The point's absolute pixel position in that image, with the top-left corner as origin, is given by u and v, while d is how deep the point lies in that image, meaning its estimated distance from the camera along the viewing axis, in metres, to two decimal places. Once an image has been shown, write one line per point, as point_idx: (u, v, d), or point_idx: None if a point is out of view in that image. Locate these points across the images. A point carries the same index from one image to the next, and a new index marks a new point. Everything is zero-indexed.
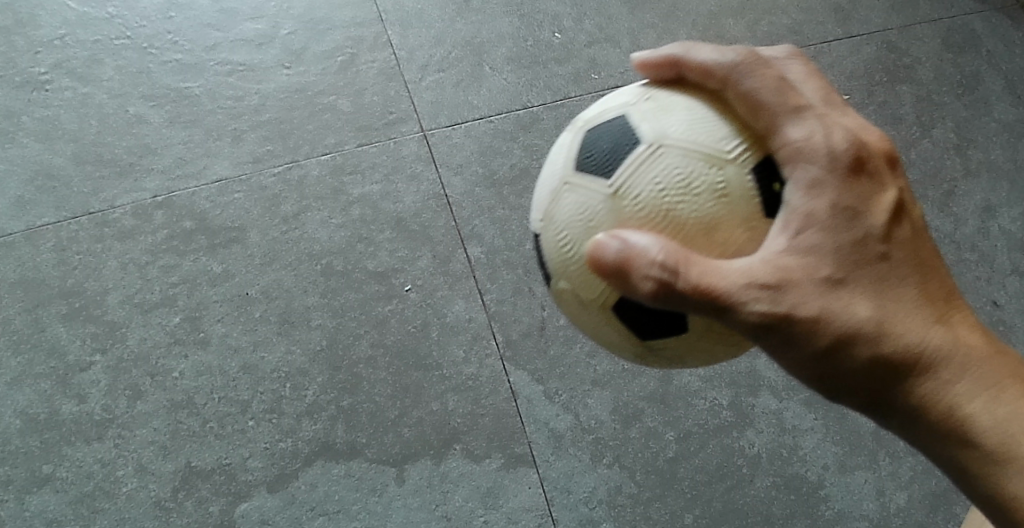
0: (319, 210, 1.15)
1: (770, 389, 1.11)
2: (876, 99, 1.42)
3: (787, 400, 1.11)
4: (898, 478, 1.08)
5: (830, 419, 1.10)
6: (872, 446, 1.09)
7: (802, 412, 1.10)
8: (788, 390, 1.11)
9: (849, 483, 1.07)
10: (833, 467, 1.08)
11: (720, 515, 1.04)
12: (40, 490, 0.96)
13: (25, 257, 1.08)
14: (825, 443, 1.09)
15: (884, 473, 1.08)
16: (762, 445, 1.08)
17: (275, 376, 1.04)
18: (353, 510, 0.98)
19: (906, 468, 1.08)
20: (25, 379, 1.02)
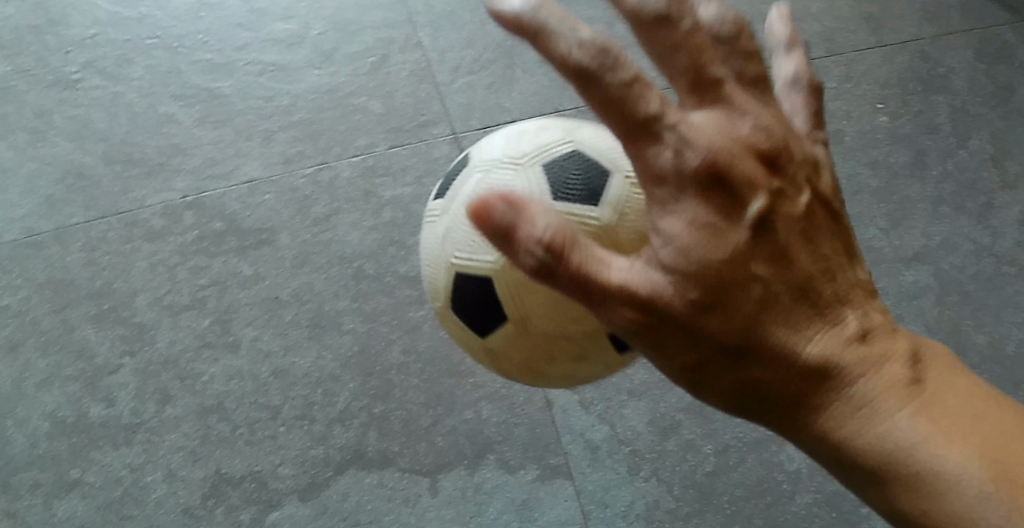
0: (351, 212, 1.12)
1: None
2: (912, 108, 1.39)
3: None
4: None
5: None
6: None
7: None
8: None
9: None
10: None
11: None
12: (67, 495, 0.94)
13: (55, 257, 1.07)
14: None
15: None
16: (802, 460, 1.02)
17: (306, 382, 1.01)
18: (385, 521, 0.95)
19: None
20: (52, 381, 0.99)
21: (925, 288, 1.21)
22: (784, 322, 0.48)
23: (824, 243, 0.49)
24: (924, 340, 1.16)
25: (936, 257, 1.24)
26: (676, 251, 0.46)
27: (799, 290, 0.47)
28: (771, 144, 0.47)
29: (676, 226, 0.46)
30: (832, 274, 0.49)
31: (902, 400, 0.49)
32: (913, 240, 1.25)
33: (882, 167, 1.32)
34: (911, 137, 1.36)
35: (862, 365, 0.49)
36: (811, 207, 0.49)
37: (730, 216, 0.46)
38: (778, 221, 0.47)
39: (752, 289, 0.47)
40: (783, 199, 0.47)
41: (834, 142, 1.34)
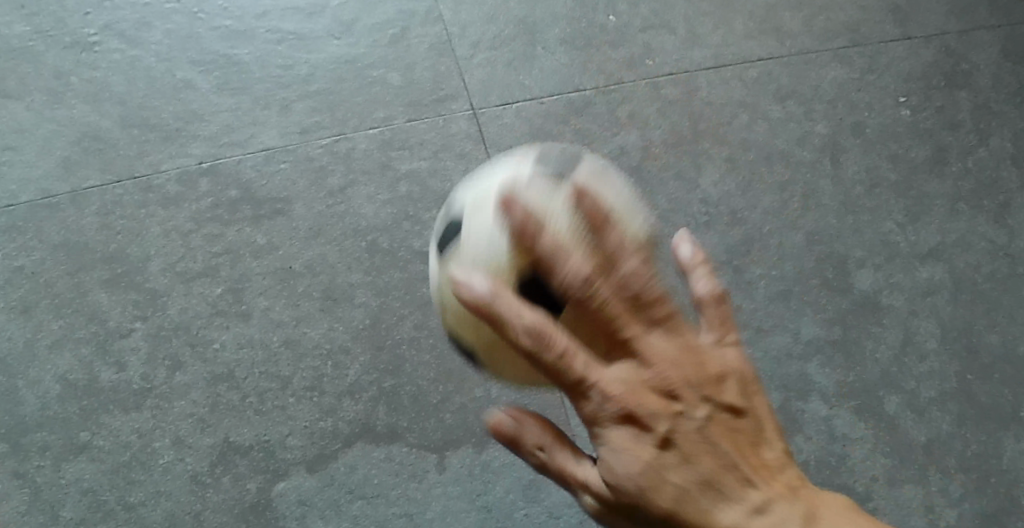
0: (366, 185, 1.11)
1: (820, 394, 1.09)
2: (934, 103, 1.36)
3: (837, 407, 1.09)
4: (948, 495, 1.05)
5: (880, 429, 1.08)
6: (921, 461, 1.07)
7: (852, 421, 1.08)
8: (838, 397, 1.09)
9: (899, 498, 1.04)
10: (881, 479, 1.05)
11: None
12: (76, 458, 0.94)
13: (69, 219, 1.06)
14: (873, 455, 1.06)
15: (933, 488, 1.05)
16: (809, 453, 1.05)
17: (317, 353, 1.01)
18: (392, 495, 0.95)
19: (955, 486, 1.06)
20: (64, 344, 0.99)
21: (940, 286, 1.19)
22: (703, 505, 0.54)
23: (726, 442, 0.56)
24: (936, 338, 1.15)
25: (951, 255, 1.22)
26: (613, 475, 0.56)
27: (707, 485, 0.55)
28: (678, 374, 0.56)
29: (608, 450, 0.56)
30: (733, 459, 0.55)
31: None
32: (930, 236, 1.23)
33: (901, 161, 1.30)
34: (931, 133, 1.33)
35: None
36: (707, 421, 0.56)
37: (642, 439, 0.55)
38: (685, 436, 0.55)
39: (670, 486, 0.55)
40: (686, 415, 0.55)
41: (854, 134, 1.32)
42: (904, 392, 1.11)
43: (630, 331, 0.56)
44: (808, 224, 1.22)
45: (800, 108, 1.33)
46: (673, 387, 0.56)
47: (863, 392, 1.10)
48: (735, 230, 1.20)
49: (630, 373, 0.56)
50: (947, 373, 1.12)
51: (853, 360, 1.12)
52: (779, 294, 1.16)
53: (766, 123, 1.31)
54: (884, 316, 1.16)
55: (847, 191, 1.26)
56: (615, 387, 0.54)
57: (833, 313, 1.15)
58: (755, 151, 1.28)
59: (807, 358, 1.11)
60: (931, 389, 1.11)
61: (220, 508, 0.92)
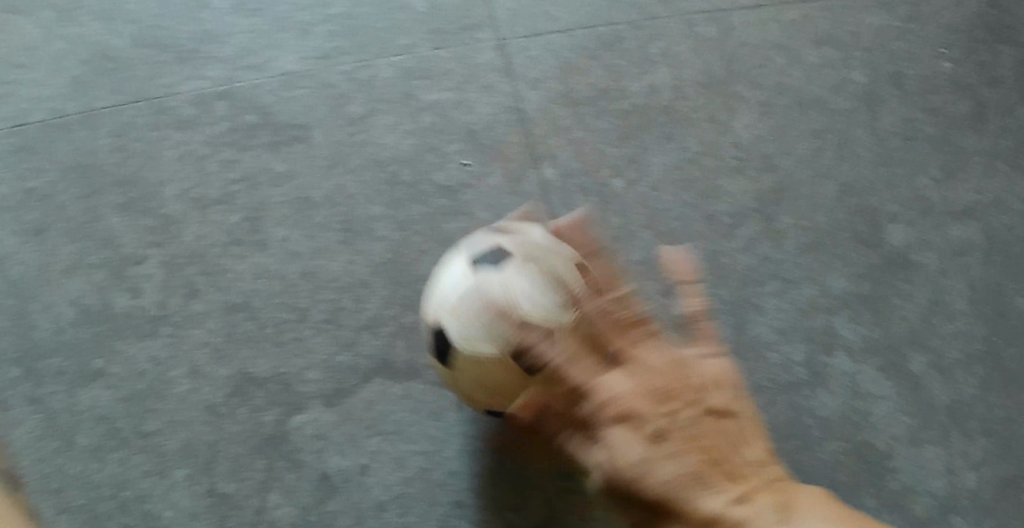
0: (388, 114, 1.07)
1: (847, 349, 1.06)
2: (976, 58, 1.28)
3: (862, 362, 1.05)
4: (970, 457, 1.01)
5: (904, 386, 1.04)
6: (944, 421, 1.03)
7: (877, 378, 1.04)
8: (863, 352, 1.06)
9: (919, 456, 1.00)
10: (903, 438, 1.01)
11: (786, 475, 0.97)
12: (90, 385, 0.92)
13: (81, 141, 1.03)
14: (897, 411, 1.03)
15: (954, 450, 1.01)
16: (834, 408, 1.02)
17: (336, 285, 0.98)
18: (410, 432, 0.93)
19: (976, 447, 1.01)
20: (77, 269, 0.97)
21: (974, 245, 1.14)
22: (693, 493, 0.56)
23: (710, 432, 0.59)
24: (966, 298, 1.10)
25: (987, 214, 1.16)
26: (616, 462, 0.58)
27: (693, 477, 0.57)
28: (678, 383, 0.60)
29: (614, 444, 0.58)
30: (721, 456, 0.58)
31: (772, 518, 0.56)
32: (966, 193, 1.18)
33: (941, 115, 1.23)
34: (971, 89, 1.26)
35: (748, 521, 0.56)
36: (698, 418, 0.59)
37: (634, 433, 0.58)
38: (676, 435, 0.58)
39: (662, 471, 0.57)
40: (681, 416, 0.59)
41: (893, 85, 1.25)
42: (929, 351, 1.06)
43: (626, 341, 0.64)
44: (842, 174, 1.17)
45: (840, 53, 1.27)
46: (670, 393, 0.60)
47: (889, 349, 1.06)
48: (769, 175, 1.15)
49: (626, 383, 0.60)
50: (975, 333, 1.08)
51: (880, 316, 1.08)
52: (809, 245, 1.11)
53: (803, 67, 1.25)
54: (914, 275, 1.11)
55: (882, 142, 1.20)
56: (613, 393, 0.60)
57: (861, 267, 1.11)
58: (790, 96, 1.22)
59: (835, 311, 1.07)
60: (956, 349, 1.07)
61: (235, 440, 0.91)
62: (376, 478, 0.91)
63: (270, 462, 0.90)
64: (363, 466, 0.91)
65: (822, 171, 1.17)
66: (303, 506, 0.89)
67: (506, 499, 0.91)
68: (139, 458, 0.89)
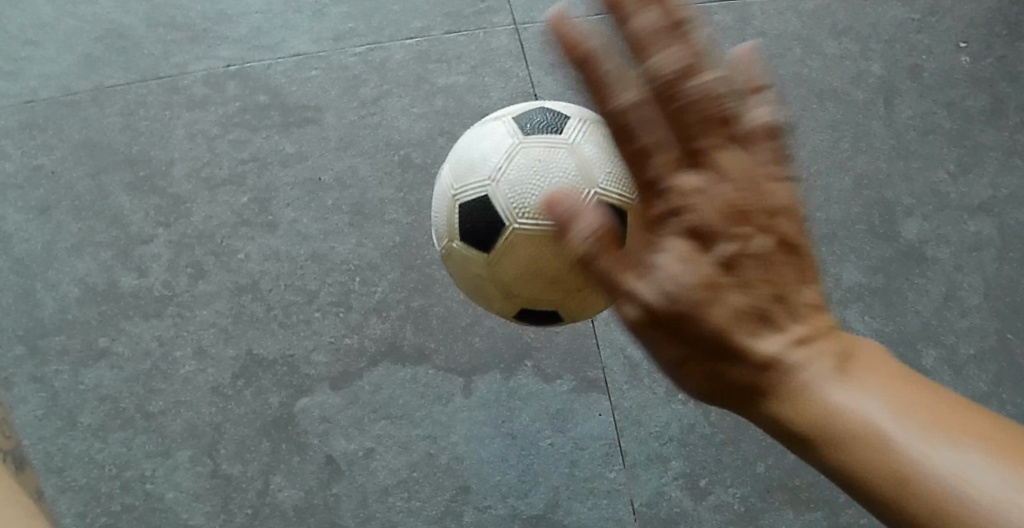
0: (401, 97, 1.06)
1: None
2: (995, 52, 1.25)
3: None
4: None
5: None
6: None
7: None
8: None
9: None
10: None
11: (794, 467, 0.94)
12: (96, 363, 0.92)
13: (91, 119, 1.02)
14: None
15: None
16: None
17: (345, 269, 0.97)
18: (416, 417, 0.92)
19: None
20: (85, 247, 0.96)
21: (988, 241, 1.12)
22: (742, 331, 0.43)
23: (786, 273, 0.44)
24: (979, 293, 1.08)
25: (1004, 210, 1.14)
26: (666, 288, 0.42)
27: (757, 314, 0.43)
28: (755, 197, 0.43)
29: (661, 260, 0.42)
30: (788, 287, 0.44)
31: (828, 363, 0.45)
32: (982, 189, 1.15)
33: (957, 110, 1.21)
34: (990, 84, 1.23)
35: (800, 358, 0.44)
36: (770, 246, 0.43)
37: (699, 250, 0.42)
38: (744, 261, 0.42)
39: (715, 314, 0.42)
40: (752, 242, 0.42)
41: (911, 78, 1.23)
42: (943, 346, 1.05)
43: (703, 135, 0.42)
44: (857, 166, 1.15)
45: (859, 45, 1.25)
46: (746, 208, 0.42)
47: (901, 343, 1.05)
48: None
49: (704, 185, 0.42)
50: (989, 329, 1.06)
51: (894, 310, 1.06)
52: (820, 237, 1.10)
53: (821, 58, 1.23)
54: (928, 268, 1.09)
55: (898, 135, 1.18)
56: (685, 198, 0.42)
57: (876, 260, 1.09)
58: (807, 87, 1.20)
59: (847, 305, 1.06)
60: (970, 346, 1.05)
61: (241, 421, 0.90)
62: (381, 462, 0.90)
63: (275, 444, 0.90)
64: (368, 450, 0.90)
65: (839, 161, 1.15)
66: (306, 489, 0.88)
67: (511, 486, 0.90)
68: (143, 438, 0.89)
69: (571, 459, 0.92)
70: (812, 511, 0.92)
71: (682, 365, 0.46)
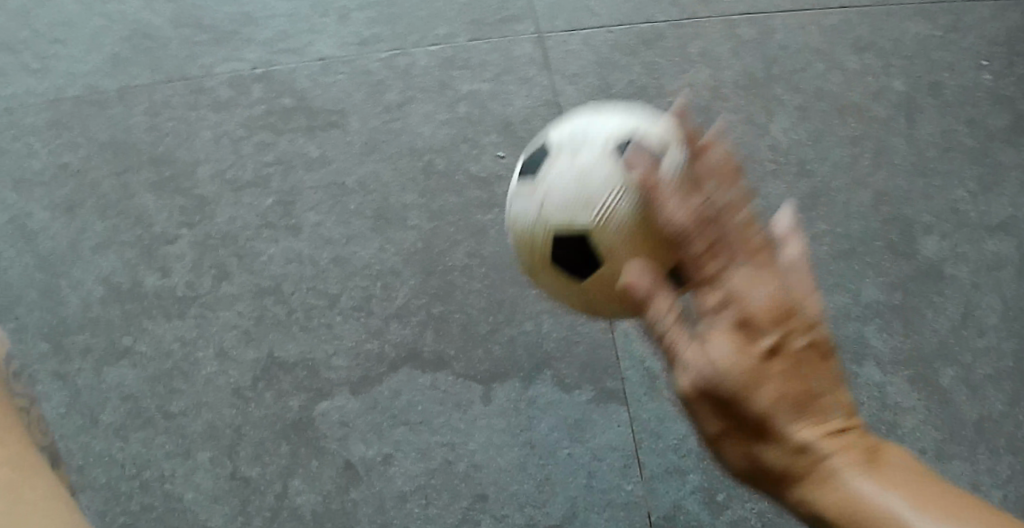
0: (425, 103, 1.06)
1: (876, 360, 1.04)
2: (1017, 71, 1.24)
3: (891, 375, 1.03)
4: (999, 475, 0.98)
5: (932, 401, 1.01)
6: (973, 438, 1.00)
7: (906, 390, 1.02)
8: (892, 364, 1.03)
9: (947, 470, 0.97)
10: (929, 452, 0.99)
11: None
12: (118, 362, 0.92)
13: (117, 118, 1.03)
14: (925, 426, 1.00)
15: (981, 466, 0.98)
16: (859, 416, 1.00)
17: (366, 273, 0.97)
18: (436, 424, 0.92)
19: (1006, 466, 0.98)
20: (109, 245, 0.97)
21: (1006, 261, 1.11)
22: (786, 418, 0.52)
23: (823, 373, 0.53)
24: (996, 313, 1.07)
25: None
26: (701, 365, 0.52)
27: (796, 402, 0.52)
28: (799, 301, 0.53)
29: (714, 345, 0.51)
30: (819, 391, 0.53)
31: (856, 461, 0.53)
32: (1001, 208, 1.14)
33: (979, 127, 1.20)
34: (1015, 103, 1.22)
35: (830, 457, 0.53)
36: (810, 347, 0.52)
37: (747, 341, 0.51)
38: (787, 355, 0.52)
39: (760, 396, 0.51)
40: (793, 341, 0.52)
41: (931, 94, 1.22)
42: (960, 366, 1.04)
43: (748, 239, 0.53)
44: (878, 183, 1.15)
45: (881, 61, 1.24)
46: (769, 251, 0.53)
47: (920, 361, 1.04)
48: (804, 181, 1.13)
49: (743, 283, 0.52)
50: (1006, 349, 1.05)
51: (912, 327, 1.06)
52: (843, 252, 1.10)
53: (843, 73, 1.22)
54: (946, 287, 1.09)
55: (920, 153, 1.17)
56: (750, 298, 0.51)
57: (896, 277, 1.09)
58: (830, 102, 1.20)
59: (868, 321, 1.06)
60: (986, 366, 1.04)
61: (260, 424, 0.90)
62: (399, 468, 0.90)
63: (294, 447, 0.89)
64: (386, 456, 0.90)
65: (860, 177, 1.15)
66: (324, 494, 0.88)
67: (529, 496, 0.90)
68: (163, 439, 0.89)
69: (590, 470, 0.92)
70: None
71: (718, 440, 0.56)
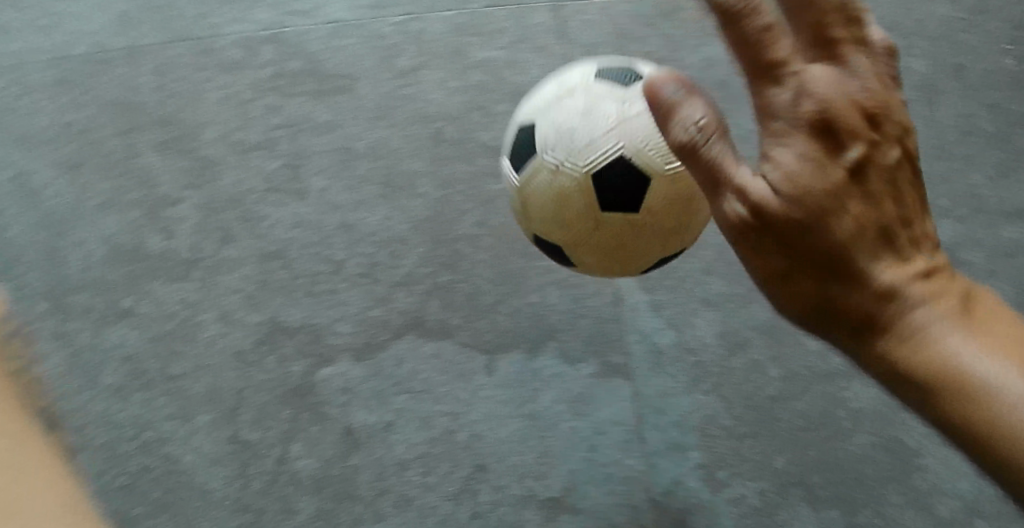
0: (436, 69, 1.04)
1: None
2: None
3: None
4: None
5: None
6: None
7: None
8: None
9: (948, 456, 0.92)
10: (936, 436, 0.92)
11: (813, 465, 0.92)
12: (120, 323, 0.92)
13: (125, 78, 1.02)
14: None
15: None
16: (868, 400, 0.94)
17: (373, 240, 0.96)
18: (438, 393, 0.92)
19: None
20: (113, 205, 0.96)
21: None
22: (867, 253, 0.46)
23: (904, 184, 0.46)
24: (1011, 300, 1.04)
25: None
26: (763, 205, 0.45)
27: (870, 233, 0.46)
28: (880, 103, 0.44)
29: (779, 174, 0.45)
30: (900, 215, 0.46)
31: (937, 299, 0.48)
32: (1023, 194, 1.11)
33: (1001, 111, 1.16)
34: None
35: (914, 294, 0.47)
36: (892, 175, 0.46)
37: (824, 165, 0.44)
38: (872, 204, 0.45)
39: (841, 223, 0.45)
40: (881, 154, 0.45)
41: (957, 76, 1.18)
42: None
43: (823, 54, 0.43)
44: None
45: (904, 40, 1.20)
46: (879, 113, 0.44)
47: None
48: None
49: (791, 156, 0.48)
50: None
51: None
52: None
53: None
54: None
55: (939, 134, 1.14)
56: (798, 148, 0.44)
57: None
58: None
59: None
60: None
61: (262, 388, 0.90)
62: (400, 436, 0.90)
63: (295, 412, 0.90)
64: (388, 423, 0.90)
65: None
66: (324, 459, 0.89)
67: (528, 467, 0.90)
68: (164, 400, 0.90)
69: (590, 444, 0.92)
70: (828, 509, 0.90)
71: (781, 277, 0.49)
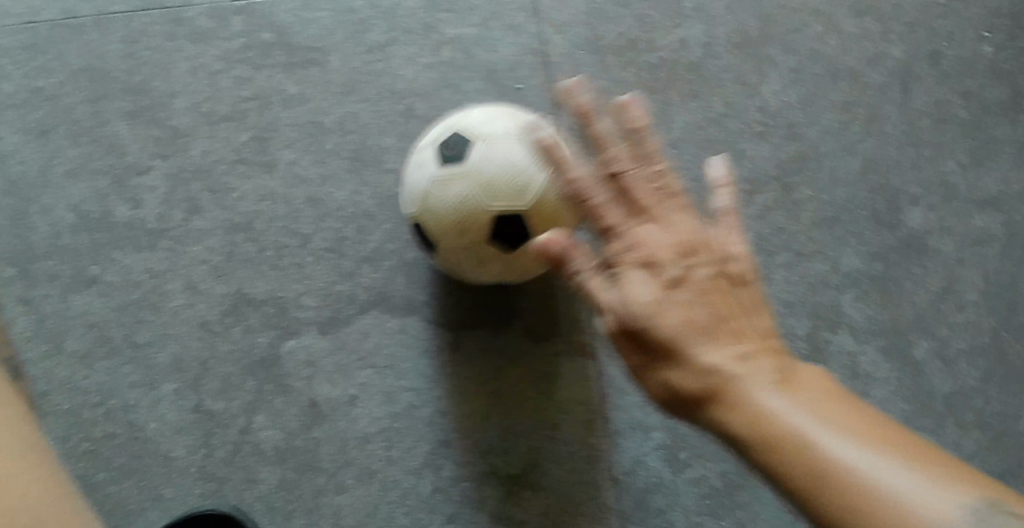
0: (408, 45, 1.03)
1: (850, 327, 1.04)
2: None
3: (865, 343, 1.04)
4: (961, 448, 1.01)
5: (905, 373, 1.03)
6: (940, 410, 1.02)
7: (878, 361, 1.04)
8: (867, 333, 1.04)
9: None
10: None
11: None
12: (85, 291, 0.92)
13: (92, 44, 1.00)
14: (894, 397, 1.02)
15: (947, 439, 1.01)
16: None
17: (341, 216, 0.96)
18: (403, 368, 0.92)
19: (969, 440, 1.01)
20: (80, 173, 0.96)
21: (993, 236, 1.09)
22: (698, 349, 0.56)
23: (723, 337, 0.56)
24: (977, 288, 1.07)
25: (1012, 206, 1.10)
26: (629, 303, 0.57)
27: (700, 331, 0.56)
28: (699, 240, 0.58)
29: (623, 280, 0.57)
30: (727, 314, 0.57)
31: (767, 379, 0.55)
32: (994, 183, 1.11)
33: (975, 99, 1.14)
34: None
35: (750, 383, 0.55)
36: (712, 277, 0.58)
37: (653, 276, 0.57)
38: (691, 285, 0.57)
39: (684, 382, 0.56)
40: (695, 272, 0.57)
41: (931, 63, 1.14)
42: (936, 339, 1.04)
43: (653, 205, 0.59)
44: (868, 150, 1.11)
45: (880, 26, 1.16)
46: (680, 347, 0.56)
47: (895, 332, 1.04)
48: (789, 145, 1.10)
49: (654, 233, 0.58)
50: (984, 325, 1.05)
51: (890, 298, 1.05)
52: (827, 219, 1.08)
53: (840, 36, 1.14)
54: (927, 259, 1.07)
55: (912, 122, 1.12)
56: (642, 243, 0.58)
57: (877, 246, 1.07)
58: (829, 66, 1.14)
59: (844, 288, 1.05)
60: (964, 341, 1.05)
61: (226, 359, 0.91)
62: (364, 410, 0.91)
63: (259, 384, 0.90)
64: (352, 397, 0.91)
65: (849, 145, 1.11)
66: (288, 431, 0.90)
67: (491, 444, 0.91)
68: (128, 369, 0.90)
69: (554, 423, 0.93)
70: None
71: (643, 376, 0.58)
